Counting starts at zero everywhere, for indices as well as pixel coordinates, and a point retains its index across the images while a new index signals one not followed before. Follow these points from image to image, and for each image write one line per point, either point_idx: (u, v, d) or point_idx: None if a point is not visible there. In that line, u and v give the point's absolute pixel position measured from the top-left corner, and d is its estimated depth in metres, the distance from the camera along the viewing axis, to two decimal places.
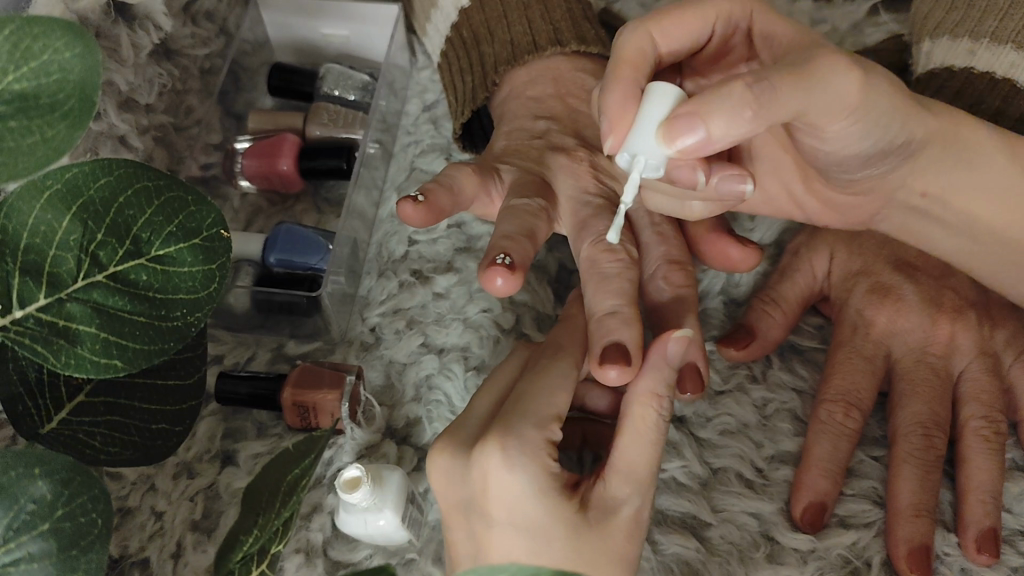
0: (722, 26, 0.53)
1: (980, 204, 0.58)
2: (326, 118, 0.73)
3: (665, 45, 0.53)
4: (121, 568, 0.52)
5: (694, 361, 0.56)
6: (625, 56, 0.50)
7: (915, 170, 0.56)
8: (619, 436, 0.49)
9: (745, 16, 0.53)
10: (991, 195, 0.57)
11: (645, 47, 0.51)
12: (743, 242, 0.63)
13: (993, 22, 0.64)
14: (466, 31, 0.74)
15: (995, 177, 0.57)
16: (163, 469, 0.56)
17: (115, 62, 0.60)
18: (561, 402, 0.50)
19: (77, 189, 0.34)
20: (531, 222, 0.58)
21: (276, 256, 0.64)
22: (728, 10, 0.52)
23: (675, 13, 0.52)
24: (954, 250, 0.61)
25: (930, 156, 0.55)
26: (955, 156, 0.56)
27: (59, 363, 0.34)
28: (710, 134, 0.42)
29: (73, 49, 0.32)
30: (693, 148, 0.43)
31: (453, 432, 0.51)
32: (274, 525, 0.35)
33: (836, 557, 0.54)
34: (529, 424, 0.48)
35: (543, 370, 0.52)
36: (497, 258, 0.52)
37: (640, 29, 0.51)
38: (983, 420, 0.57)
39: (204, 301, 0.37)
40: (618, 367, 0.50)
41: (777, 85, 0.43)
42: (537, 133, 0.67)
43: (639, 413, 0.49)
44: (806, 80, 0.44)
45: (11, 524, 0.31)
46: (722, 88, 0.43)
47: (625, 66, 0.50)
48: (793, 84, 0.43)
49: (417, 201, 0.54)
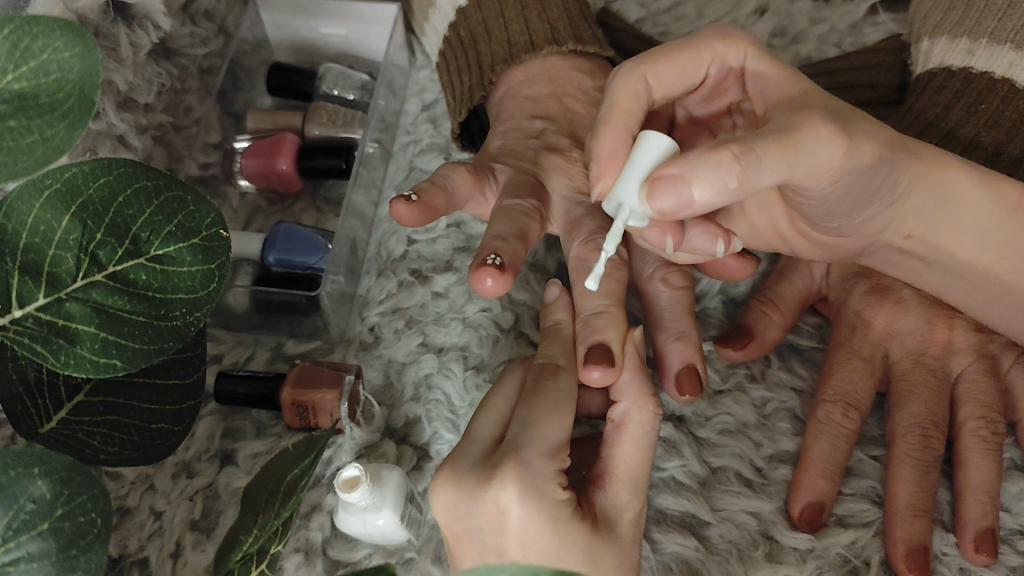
0: (717, 68, 0.53)
1: (974, 252, 0.55)
2: (325, 117, 0.73)
3: (654, 87, 0.52)
4: (121, 568, 0.52)
5: (694, 362, 0.58)
6: (618, 102, 0.50)
7: (904, 217, 0.54)
8: (619, 441, 0.51)
9: (738, 58, 0.51)
10: (988, 244, 0.55)
11: (638, 90, 0.51)
12: (742, 253, 0.60)
13: (992, 22, 0.64)
14: (463, 31, 0.74)
15: (988, 225, 0.54)
16: (162, 469, 0.56)
17: (114, 61, 0.60)
18: (563, 425, 0.50)
19: (77, 189, 0.34)
20: (523, 223, 0.58)
21: (276, 255, 0.64)
22: (721, 51, 0.52)
23: (665, 54, 0.52)
24: (945, 288, 0.59)
25: (919, 202, 0.53)
26: (946, 207, 0.53)
27: (58, 363, 0.34)
28: (693, 198, 0.41)
29: (73, 49, 0.32)
30: (675, 209, 0.42)
31: (453, 463, 0.50)
32: (274, 525, 0.35)
33: (835, 557, 0.54)
34: (539, 454, 0.48)
35: (544, 395, 0.51)
36: (486, 258, 0.52)
37: (632, 73, 0.51)
38: (981, 420, 0.57)
39: (203, 301, 0.37)
40: (601, 369, 0.51)
41: (763, 154, 0.41)
42: (534, 132, 0.67)
43: (638, 419, 0.51)
44: (789, 146, 0.42)
45: (11, 523, 0.31)
46: (709, 148, 0.41)
47: (616, 112, 0.50)
48: (778, 153, 0.42)
49: (410, 200, 0.54)
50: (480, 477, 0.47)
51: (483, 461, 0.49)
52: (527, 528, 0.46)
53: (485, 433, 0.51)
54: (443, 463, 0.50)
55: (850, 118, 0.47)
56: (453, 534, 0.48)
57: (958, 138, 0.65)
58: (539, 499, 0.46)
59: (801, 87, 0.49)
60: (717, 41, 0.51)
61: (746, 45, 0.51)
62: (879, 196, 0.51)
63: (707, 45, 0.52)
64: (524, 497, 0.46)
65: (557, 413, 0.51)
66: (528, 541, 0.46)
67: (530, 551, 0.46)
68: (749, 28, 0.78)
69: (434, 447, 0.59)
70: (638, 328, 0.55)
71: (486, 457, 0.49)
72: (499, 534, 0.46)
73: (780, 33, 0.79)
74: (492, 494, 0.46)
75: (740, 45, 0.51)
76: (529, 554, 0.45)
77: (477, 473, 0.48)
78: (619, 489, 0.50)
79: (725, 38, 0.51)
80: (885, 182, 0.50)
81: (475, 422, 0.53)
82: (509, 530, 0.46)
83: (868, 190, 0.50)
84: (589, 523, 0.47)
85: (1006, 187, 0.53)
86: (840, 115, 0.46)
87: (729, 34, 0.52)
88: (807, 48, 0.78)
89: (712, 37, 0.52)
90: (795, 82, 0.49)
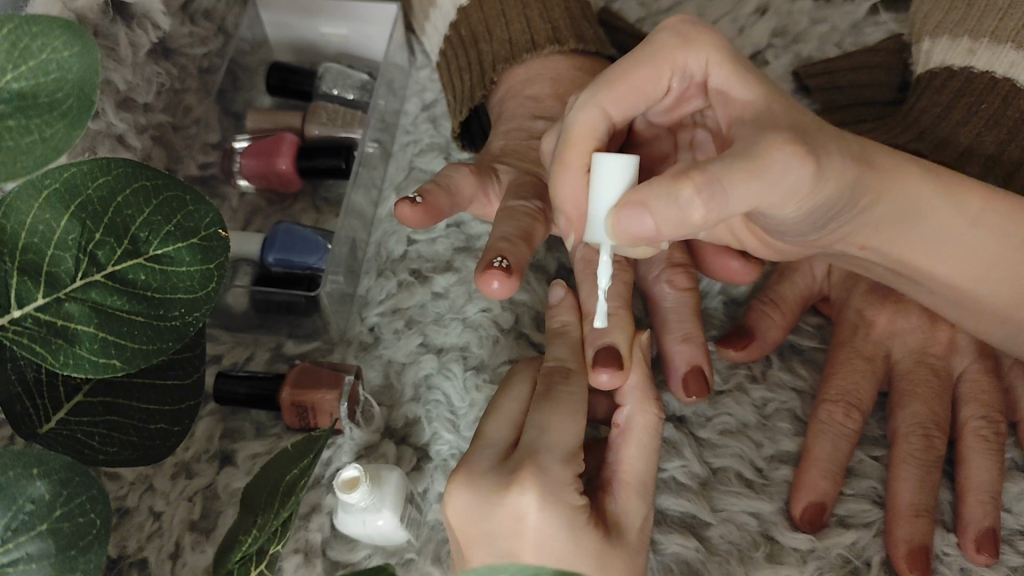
0: (678, 78, 0.51)
1: (950, 267, 0.54)
2: (325, 117, 0.73)
3: (617, 112, 0.50)
4: (120, 568, 0.52)
5: (700, 364, 0.58)
6: (573, 139, 0.49)
7: (871, 229, 0.53)
8: (625, 444, 0.52)
9: (700, 66, 0.50)
10: (966, 257, 0.53)
11: (598, 124, 0.49)
12: (744, 255, 0.62)
13: (993, 22, 0.64)
14: (465, 31, 0.74)
15: (960, 238, 0.53)
16: (162, 469, 0.56)
17: (113, 61, 0.60)
18: (574, 430, 0.50)
19: (76, 189, 0.33)
20: (528, 224, 0.57)
21: (275, 255, 0.64)
22: (683, 60, 0.50)
23: (622, 76, 0.50)
24: (917, 291, 0.58)
25: (884, 217, 0.52)
26: (914, 220, 0.52)
27: (57, 364, 0.34)
28: (657, 225, 0.41)
29: (72, 49, 0.32)
30: (637, 237, 0.42)
31: (465, 468, 0.49)
32: (273, 525, 0.35)
33: (836, 557, 0.54)
34: (558, 460, 0.48)
35: (556, 399, 0.51)
36: (493, 262, 0.52)
37: (590, 106, 0.49)
38: (982, 420, 0.57)
39: (202, 301, 0.37)
40: (609, 370, 0.52)
41: (726, 184, 0.40)
42: (535, 133, 0.67)
43: (643, 421, 0.52)
44: (755, 172, 0.41)
45: (10, 524, 0.31)
46: (669, 179, 0.40)
47: (571, 154, 0.49)
48: (744, 182, 0.41)
49: (414, 202, 0.54)
50: (499, 481, 0.47)
51: (500, 466, 0.49)
52: (544, 534, 0.45)
53: (489, 436, 0.51)
54: (456, 469, 0.49)
55: (812, 133, 0.46)
56: (467, 538, 0.47)
57: (959, 138, 0.65)
58: (557, 503, 0.46)
59: (767, 96, 0.48)
60: (678, 49, 0.49)
61: (708, 52, 0.49)
62: (847, 213, 0.50)
63: (667, 54, 0.50)
64: (543, 503, 0.46)
65: (573, 418, 0.51)
66: (545, 547, 0.45)
67: (540, 554, 0.45)
68: (750, 28, 0.78)
69: (434, 447, 0.59)
70: (644, 332, 0.57)
71: (503, 461, 0.49)
72: (514, 538, 0.46)
73: (780, 33, 0.78)
74: (511, 497, 0.46)
75: (700, 53, 0.49)
76: (539, 556, 0.45)
77: (495, 477, 0.47)
78: (627, 494, 0.50)
79: (685, 45, 0.49)
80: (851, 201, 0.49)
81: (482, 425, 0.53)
82: (524, 534, 0.46)
83: (834, 210, 0.49)
84: (602, 529, 0.47)
85: (970, 198, 0.53)
86: (802, 131, 0.45)
87: (690, 40, 0.50)
88: (808, 48, 0.78)
89: (673, 44, 0.50)
90: (761, 94, 0.48)
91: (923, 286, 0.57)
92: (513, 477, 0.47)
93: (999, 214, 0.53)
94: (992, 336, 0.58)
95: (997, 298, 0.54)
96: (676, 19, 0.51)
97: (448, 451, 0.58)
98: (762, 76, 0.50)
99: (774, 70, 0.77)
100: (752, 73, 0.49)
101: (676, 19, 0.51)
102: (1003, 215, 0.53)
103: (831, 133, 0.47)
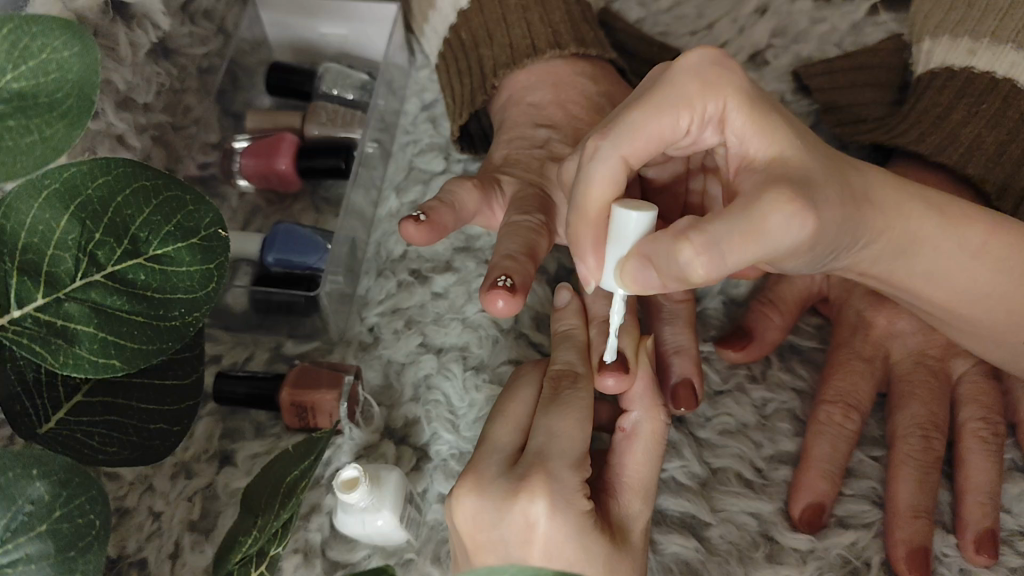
0: (697, 123, 0.48)
1: (945, 294, 0.54)
2: (325, 117, 0.73)
3: (636, 159, 0.47)
4: (120, 568, 0.52)
5: (692, 376, 0.58)
6: (592, 190, 0.46)
7: (873, 262, 0.52)
8: (631, 454, 0.52)
9: (718, 111, 0.47)
10: (960, 279, 0.53)
11: (615, 176, 0.46)
12: None
13: (993, 22, 0.64)
14: (465, 33, 0.74)
15: (958, 270, 0.53)
16: (161, 469, 0.56)
17: (113, 61, 0.59)
18: (581, 439, 0.50)
19: (75, 189, 0.33)
20: (532, 238, 0.57)
21: (275, 255, 0.64)
22: (699, 105, 0.46)
23: (642, 122, 0.46)
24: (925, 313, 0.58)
25: (884, 251, 0.50)
26: (913, 254, 0.52)
27: (58, 364, 0.34)
28: (661, 279, 0.41)
29: (72, 49, 0.32)
30: (644, 290, 0.42)
31: (475, 472, 0.49)
32: (273, 526, 0.35)
33: (836, 557, 0.54)
34: (565, 466, 0.48)
35: (565, 404, 0.51)
36: (497, 279, 0.51)
37: (610, 154, 0.46)
38: (981, 421, 0.57)
39: (201, 301, 0.37)
40: (616, 375, 0.51)
41: (724, 246, 0.39)
42: (538, 141, 0.66)
43: (650, 428, 0.52)
44: (754, 237, 0.40)
45: (9, 525, 0.31)
46: (669, 237, 0.40)
47: (590, 203, 0.46)
48: (743, 246, 0.39)
49: (419, 220, 0.54)
50: (508, 487, 0.47)
51: (508, 470, 0.49)
52: (556, 541, 0.45)
53: (498, 443, 0.51)
54: (463, 473, 0.49)
55: (816, 182, 0.43)
56: (475, 542, 0.47)
57: (959, 139, 0.65)
58: (566, 508, 0.46)
59: (776, 140, 0.45)
60: (697, 93, 0.46)
61: (727, 97, 0.46)
62: (846, 254, 0.49)
63: (685, 98, 0.46)
64: (554, 510, 0.45)
65: (582, 423, 0.50)
66: (553, 553, 0.45)
67: (546, 560, 0.45)
68: (750, 28, 0.78)
69: (434, 447, 0.59)
70: (650, 337, 0.56)
71: (510, 466, 0.49)
72: (525, 544, 0.46)
73: (780, 33, 0.78)
74: (519, 504, 0.46)
75: (715, 94, 0.46)
76: (550, 563, 0.45)
77: (502, 484, 0.47)
78: (631, 498, 0.50)
79: (706, 89, 0.46)
80: (849, 243, 0.48)
81: (487, 429, 0.53)
82: (535, 541, 0.45)
83: (833, 255, 0.48)
84: (608, 534, 0.47)
85: (969, 228, 0.53)
86: (807, 179, 0.43)
87: (710, 82, 0.46)
88: (807, 48, 0.78)
89: (692, 87, 0.46)
90: (774, 140, 0.45)
91: (920, 307, 0.57)
92: (522, 483, 0.47)
93: (994, 245, 0.53)
94: (996, 353, 0.57)
95: (987, 320, 0.55)
96: (698, 56, 0.47)
97: (448, 451, 0.58)
98: (780, 120, 0.46)
99: (773, 70, 0.77)
100: (771, 121, 0.45)
101: (698, 54, 0.47)
102: (998, 245, 0.53)
103: (831, 165, 0.46)
